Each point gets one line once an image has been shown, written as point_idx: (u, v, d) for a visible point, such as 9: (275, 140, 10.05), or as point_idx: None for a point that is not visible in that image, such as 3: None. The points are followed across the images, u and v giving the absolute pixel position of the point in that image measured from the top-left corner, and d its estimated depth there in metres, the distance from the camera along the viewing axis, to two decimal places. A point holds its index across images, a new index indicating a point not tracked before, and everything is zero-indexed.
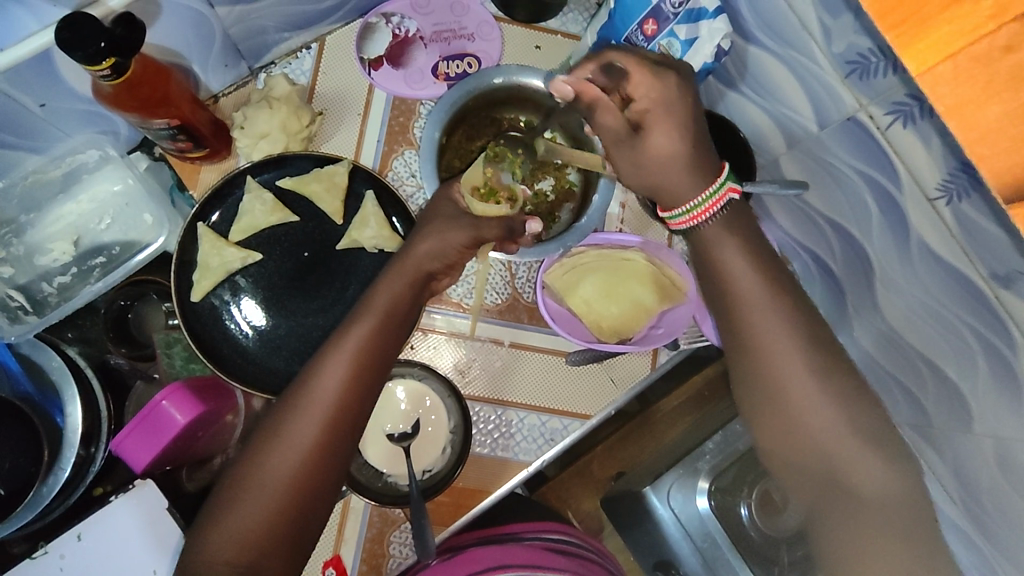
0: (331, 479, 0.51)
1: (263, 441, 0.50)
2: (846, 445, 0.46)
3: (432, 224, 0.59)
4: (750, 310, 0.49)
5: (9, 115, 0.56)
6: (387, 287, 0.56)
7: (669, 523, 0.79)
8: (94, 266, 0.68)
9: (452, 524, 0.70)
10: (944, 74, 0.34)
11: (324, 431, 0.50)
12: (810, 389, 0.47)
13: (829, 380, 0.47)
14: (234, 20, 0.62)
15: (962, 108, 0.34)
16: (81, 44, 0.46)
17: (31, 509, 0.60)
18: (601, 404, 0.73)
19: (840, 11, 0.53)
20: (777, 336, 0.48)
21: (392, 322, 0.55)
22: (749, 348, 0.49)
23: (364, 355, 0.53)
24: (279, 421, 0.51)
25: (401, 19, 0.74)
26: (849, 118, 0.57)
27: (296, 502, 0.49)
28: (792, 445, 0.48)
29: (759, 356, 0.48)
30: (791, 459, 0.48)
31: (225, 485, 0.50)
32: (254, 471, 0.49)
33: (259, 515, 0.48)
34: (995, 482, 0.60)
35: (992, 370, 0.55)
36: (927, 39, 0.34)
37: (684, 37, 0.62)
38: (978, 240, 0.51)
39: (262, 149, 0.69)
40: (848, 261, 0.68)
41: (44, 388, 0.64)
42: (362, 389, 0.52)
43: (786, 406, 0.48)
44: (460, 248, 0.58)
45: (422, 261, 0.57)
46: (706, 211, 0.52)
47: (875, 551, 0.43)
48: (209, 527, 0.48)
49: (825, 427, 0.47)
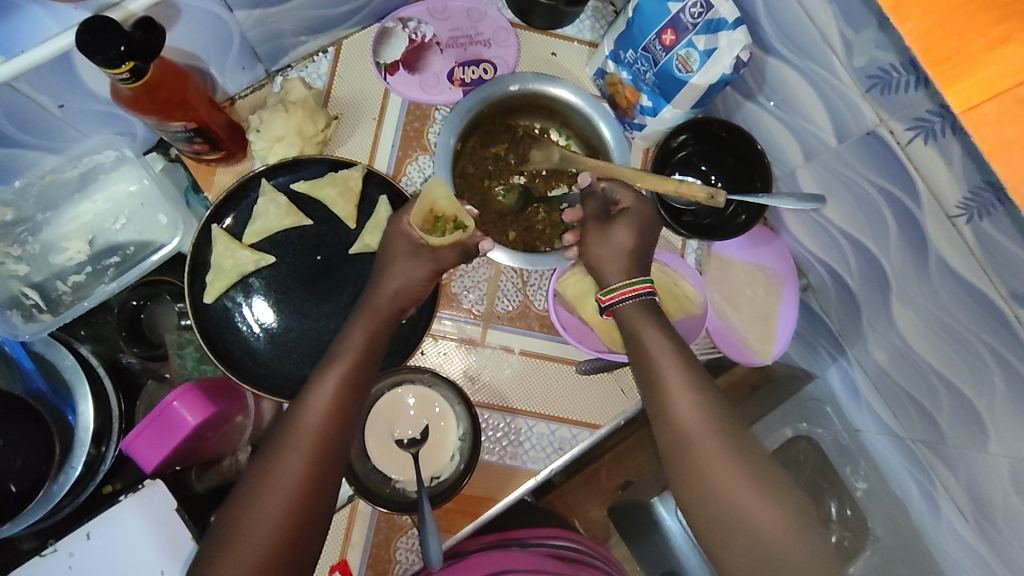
0: (335, 482, 0.52)
1: (273, 448, 0.52)
2: (759, 508, 0.50)
3: (394, 265, 0.62)
4: (664, 377, 0.55)
5: (27, 116, 0.57)
6: (362, 327, 0.59)
7: (677, 534, 0.80)
8: (108, 265, 0.68)
9: (460, 530, 0.70)
10: (988, 113, 0.38)
11: (328, 435, 0.52)
12: (688, 406, 0.54)
13: (733, 444, 0.52)
14: (251, 24, 0.62)
15: (1004, 149, 0.38)
16: (100, 48, 0.46)
17: (42, 507, 0.61)
18: (610, 413, 0.73)
19: (862, 25, 0.52)
20: (665, 364, 0.56)
21: (377, 338, 0.59)
22: (666, 410, 0.54)
23: (361, 362, 0.56)
24: (288, 429, 0.53)
25: (417, 25, 0.74)
26: (868, 132, 0.57)
27: (306, 507, 0.50)
28: (713, 515, 0.51)
29: (675, 418, 0.54)
30: (718, 535, 0.51)
31: (236, 495, 0.50)
32: (264, 476, 0.50)
33: (269, 520, 0.48)
34: (1009, 499, 0.59)
35: (1009, 390, 0.55)
36: (972, 78, 0.38)
37: (703, 48, 0.62)
38: (999, 259, 0.51)
39: (277, 153, 0.68)
40: (864, 275, 0.67)
41: (57, 386, 0.65)
42: (348, 411, 0.54)
43: (697, 470, 0.52)
44: (425, 281, 0.62)
45: (393, 299, 0.61)
46: (621, 294, 0.59)
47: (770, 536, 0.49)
48: (221, 538, 0.48)
49: (736, 489, 0.50)
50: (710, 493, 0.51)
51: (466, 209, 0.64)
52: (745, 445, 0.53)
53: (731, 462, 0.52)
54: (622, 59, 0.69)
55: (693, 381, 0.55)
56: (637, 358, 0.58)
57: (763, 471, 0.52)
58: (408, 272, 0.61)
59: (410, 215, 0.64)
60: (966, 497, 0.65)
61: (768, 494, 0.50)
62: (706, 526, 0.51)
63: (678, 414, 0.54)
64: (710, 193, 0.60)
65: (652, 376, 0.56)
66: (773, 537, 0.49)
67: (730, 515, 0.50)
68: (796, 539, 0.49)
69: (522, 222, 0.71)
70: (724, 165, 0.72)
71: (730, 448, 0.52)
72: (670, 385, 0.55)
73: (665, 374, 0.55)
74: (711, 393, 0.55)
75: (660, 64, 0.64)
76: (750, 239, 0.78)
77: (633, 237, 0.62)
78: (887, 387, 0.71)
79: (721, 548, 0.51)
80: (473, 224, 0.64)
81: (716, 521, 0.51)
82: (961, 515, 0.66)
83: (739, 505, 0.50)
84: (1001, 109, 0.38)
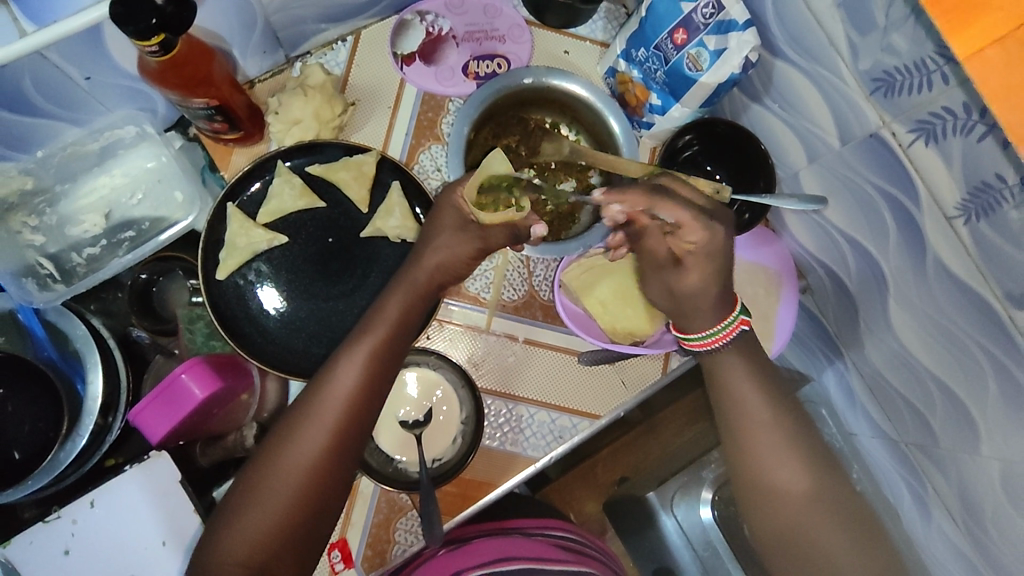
0: (340, 480, 0.54)
1: (278, 438, 0.53)
2: (802, 508, 0.54)
3: (439, 237, 0.61)
4: (733, 381, 0.58)
5: (54, 86, 0.58)
6: (399, 298, 0.59)
7: (673, 531, 0.87)
8: (123, 239, 0.69)
9: (460, 514, 0.71)
10: (993, 59, 0.36)
11: (347, 416, 0.54)
12: (751, 411, 0.57)
13: (790, 447, 0.56)
14: (275, 8, 0.64)
15: (1006, 94, 0.36)
16: (132, 20, 0.47)
17: (48, 473, 0.61)
18: (611, 405, 0.74)
19: (869, 29, 0.54)
20: (733, 367, 0.58)
21: (399, 331, 0.58)
22: (729, 411, 0.58)
23: (390, 338, 0.57)
24: (311, 403, 0.54)
25: (435, 18, 0.76)
26: (871, 135, 0.58)
27: (307, 506, 0.52)
28: (762, 512, 0.56)
29: (737, 420, 0.57)
30: (765, 529, 0.56)
31: (242, 481, 0.53)
32: (281, 452, 0.52)
33: (285, 493, 0.51)
34: (998, 502, 0.61)
35: (1001, 391, 0.56)
36: (980, 24, 0.36)
37: (713, 48, 0.64)
38: (996, 261, 0.52)
39: (294, 135, 0.70)
40: (862, 277, 0.69)
41: (68, 355, 0.66)
42: (372, 392, 0.55)
43: (756, 475, 0.56)
44: (467, 258, 0.61)
45: (435, 273, 0.60)
46: (722, 338, 0.58)
47: (812, 535, 0.54)
48: (242, 503, 0.52)
49: (785, 490, 0.55)
50: (765, 494, 0.55)
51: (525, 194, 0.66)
52: (812, 453, 0.56)
53: (789, 465, 0.55)
54: (634, 58, 0.71)
55: (763, 389, 0.58)
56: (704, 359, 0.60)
57: (815, 473, 0.55)
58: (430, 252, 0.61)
59: (464, 190, 0.63)
60: (958, 502, 0.66)
61: (814, 495, 0.55)
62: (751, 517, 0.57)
63: (743, 416, 0.57)
64: (716, 187, 0.62)
65: (717, 377, 0.59)
66: (812, 537, 0.54)
67: (777, 515, 0.55)
68: (830, 542, 0.53)
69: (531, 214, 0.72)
70: (729, 166, 0.74)
71: (793, 457, 0.55)
72: (736, 389, 0.57)
73: (728, 378, 0.58)
74: (771, 396, 0.57)
75: (671, 62, 0.66)
76: (751, 239, 0.79)
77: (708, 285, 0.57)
78: (882, 391, 0.72)
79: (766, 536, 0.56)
80: (527, 205, 0.64)
81: (764, 517, 0.55)
82: (952, 520, 0.67)
83: (790, 511, 0.54)
84: (1009, 55, 0.36)
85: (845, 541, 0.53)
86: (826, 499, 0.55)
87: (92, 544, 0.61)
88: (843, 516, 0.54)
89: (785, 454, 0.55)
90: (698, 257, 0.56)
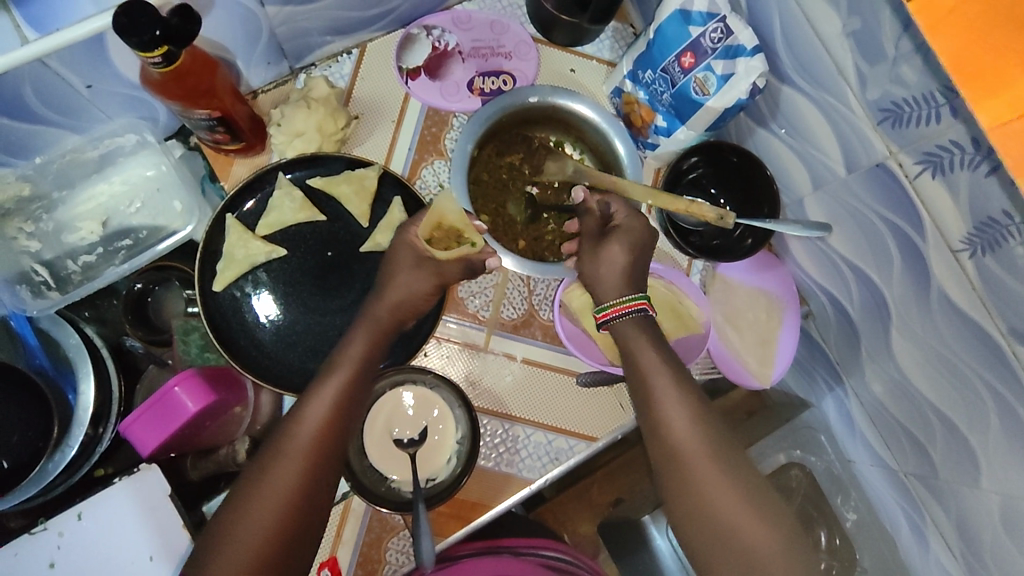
0: (315, 516, 0.52)
1: (252, 478, 0.52)
2: (731, 505, 0.52)
3: None
4: (656, 380, 0.57)
5: (56, 94, 0.57)
6: (363, 336, 0.59)
7: (668, 556, 0.80)
8: (119, 248, 0.68)
9: (452, 535, 0.70)
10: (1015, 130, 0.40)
11: (319, 446, 0.53)
12: (675, 402, 0.55)
13: (715, 439, 0.54)
14: (281, 20, 0.64)
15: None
16: (136, 31, 0.46)
17: (36, 484, 0.61)
18: (609, 427, 0.73)
19: (879, 59, 0.53)
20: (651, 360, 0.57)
21: (365, 369, 0.58)
22: (657, 410, 0.56)
23: (361, 370, 0.57)
24: (280, 439, 0.53)
25: (441, 33, 0.76)
26: (878, 164, 0.58)
27: (274, 557, 0.49)
28: (684, 504, 0.53)
29: (663, 414, 0.55)
30: (693, 528, 0.53)
31: (213, 530, 0.50)
32: (254, 489, 0.51)
33: (258, 532, 0.49)
34: (997, 536, 0.60)
35: (1004, 426, 0.55)
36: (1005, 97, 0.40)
37: (720, 72, 0.63)
38: (1001, 296, 0.52)
39: (295, 147, 0.70)
40: (865, 306, 0.68)
41: (60, 364, 0.65)
42: (342, 425, 0.55)
43: (681, 468, 0.54)
44: (426, 295, 0.63)
45: (394, 310, 0.62)
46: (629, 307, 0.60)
47: (740, 528, 0.51)
48: (214, 548, 0.49)
49: (713, 483, 0.52)
50: (690, 487, 0.53)
51: (474, 226, 0.64)
52: (733, 445, 0.55)
53: (717, 459, 0.53)
54: (640, 79, 0.71)
55: (682, 384, 0.57)
56: (633, 377, 0.58)
57: (741, 468, 0.54)
58: (410, 283, 0.62)
59: (420, 228, 0.64)
60: (956, 533, 0.65)
61: (741, 489, 0.52)
62: (685, 520, 0.53)
63: (666, 411, 0.55)
64: (719, 214, 0.61)
65: (643, 373, 0.57)
66: (742, 532, 0.51)
67: (701, 509, 0.52)
68: (761, 535, 0.50)
69: (533, 232, 0.72)
70: (732, 189, 0.73)
71: (718, 449, 0.54)
72: (658, 380, 0.57)
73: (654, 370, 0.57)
74: (692, 388, 0.57)
75: (678, 85, 0.66)
76: (754, 264, 0.80)
77: (627, 255, 0.62)
78: (882, 420, 0.71)
79: (693, 535, 0.53)
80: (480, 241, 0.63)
81: (692, 515, 0.53)
82: (948, 550, 0.66)
83: (717, 503, 0.52)
84: None
85: (780, 539, 0.51)
86: (751, 493, 0.52)
87: (78, 558, 0.60)
88: (769, 511, 0.52)
89: (712, 447, 0.54)
90: (625, 230, 0.63)
